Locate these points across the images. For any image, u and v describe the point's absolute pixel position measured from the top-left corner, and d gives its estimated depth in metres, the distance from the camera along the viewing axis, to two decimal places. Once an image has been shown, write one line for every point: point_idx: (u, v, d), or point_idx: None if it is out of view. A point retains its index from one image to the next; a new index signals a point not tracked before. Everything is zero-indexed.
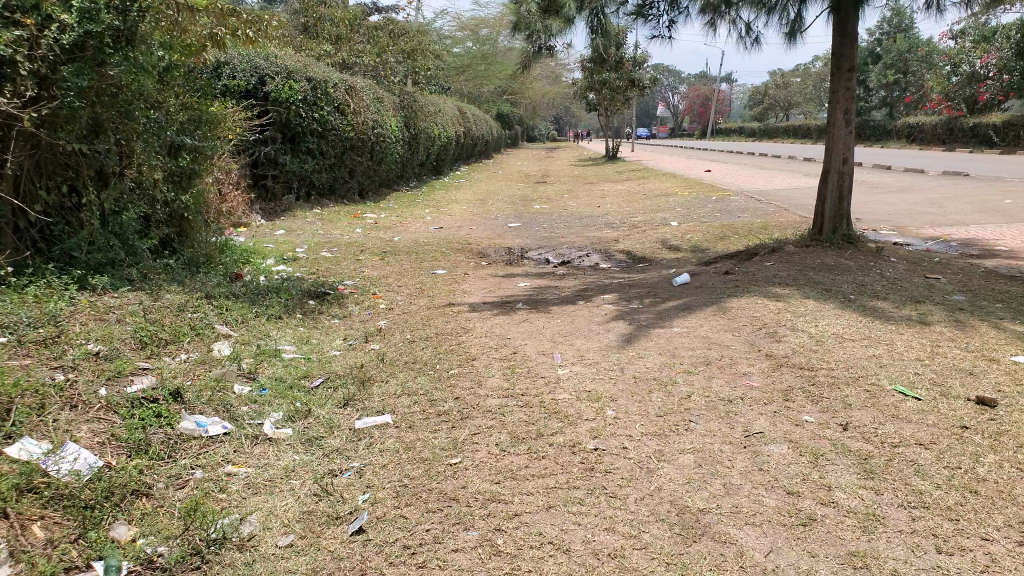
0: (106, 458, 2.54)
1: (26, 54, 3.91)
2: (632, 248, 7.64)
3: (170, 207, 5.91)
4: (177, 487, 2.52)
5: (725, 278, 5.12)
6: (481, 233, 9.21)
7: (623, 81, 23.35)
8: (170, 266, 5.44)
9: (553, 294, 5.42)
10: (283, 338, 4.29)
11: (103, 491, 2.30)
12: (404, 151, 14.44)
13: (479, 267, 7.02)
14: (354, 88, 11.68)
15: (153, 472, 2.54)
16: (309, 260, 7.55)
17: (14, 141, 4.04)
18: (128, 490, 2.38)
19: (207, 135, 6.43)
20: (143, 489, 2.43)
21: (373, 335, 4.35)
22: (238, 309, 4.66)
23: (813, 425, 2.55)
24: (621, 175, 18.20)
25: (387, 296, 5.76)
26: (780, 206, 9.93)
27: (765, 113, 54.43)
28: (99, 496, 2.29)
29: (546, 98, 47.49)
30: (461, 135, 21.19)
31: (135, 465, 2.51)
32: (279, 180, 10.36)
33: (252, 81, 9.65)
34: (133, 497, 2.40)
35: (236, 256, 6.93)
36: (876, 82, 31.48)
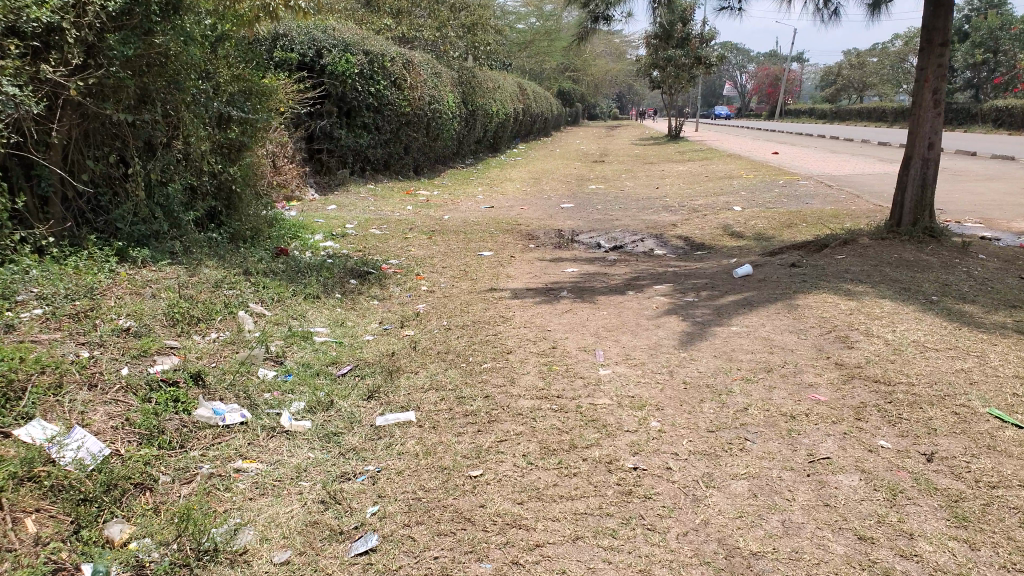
0: (113, 445, 2.35)
1: (73, 21, 3.73)
2: (691, 234, 7.21)
3: (217, 179, 5.82)
4: (184, 483, 2.24)
5: (791, 271, 4.71)
6: (534, 213, 8.92)
7: (690, 59, 22.51)
8: (217, 240, 5.38)
9: (602, 282, 5.11)
10: (316, 319, 4.13)
11: (103, 483, 2.02)
12: (461, 127, 14.21)
13: (528, 249, 6.74)
14: (411, 63, 11.47)
15: (160, 464, 2.28)
16: (356, 237, 7.42)
17: (62, 111, 3.92)
18: (131, 483, 2.11)
19: (259, 107, 6.32)
20: (147, 483, 2.15)
21: (409, 320, 4.14)
22: (276, 288, 4.51)
23: (891, 454, 2.20)
24: (683, 156, 17.53)
25: (430, 277, 5.55)
26: (854, 193, 9.29)
27: (840, 95, 52.00)
28: (99, 489, 2.00)
29: (609, 76, 46.49)
30: (520, 112, 20.86)
31: (140, 455, 2.25)
32: (334, 155, 10.26)
33: (309, 54, 9.49)
34: (135, 492, 2.12)
35: (283, 231, 6.84)
36: (964, 62, 29.53)
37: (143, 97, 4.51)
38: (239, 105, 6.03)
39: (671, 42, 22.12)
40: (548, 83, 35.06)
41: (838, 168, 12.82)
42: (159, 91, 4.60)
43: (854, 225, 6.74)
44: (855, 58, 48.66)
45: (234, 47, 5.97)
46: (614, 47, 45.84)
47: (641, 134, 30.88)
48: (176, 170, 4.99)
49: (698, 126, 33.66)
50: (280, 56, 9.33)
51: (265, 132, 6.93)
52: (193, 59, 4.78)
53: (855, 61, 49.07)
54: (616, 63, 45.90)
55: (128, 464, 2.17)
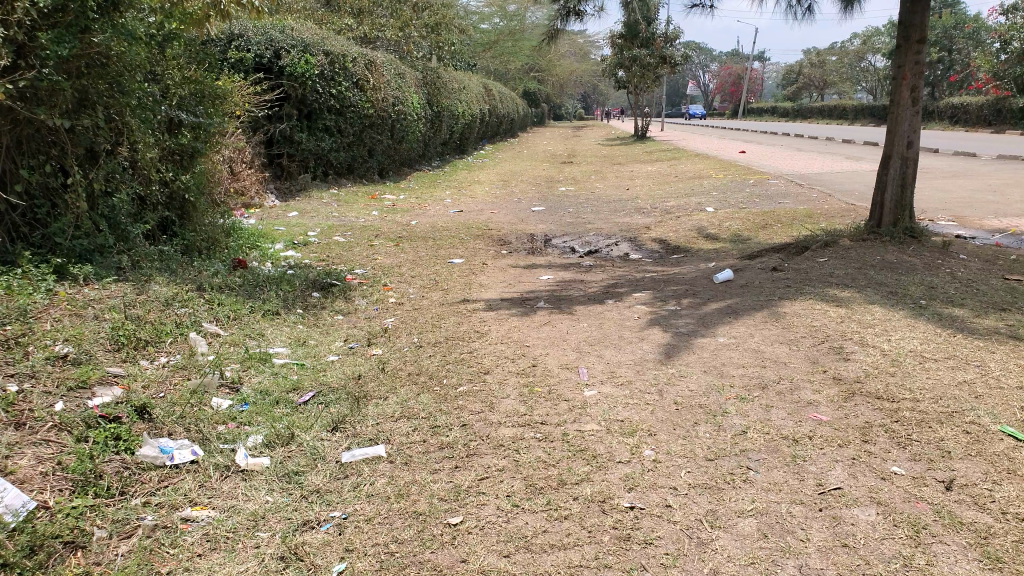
0: (41, 495, 2.07)
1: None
2: (665, 237, 7.07)
3: (170, 188, 5.49)
4: (123, 537, 2.02)
5: (772, 276, 4.57)
6: (503, 217, 8.70)
7: (655, 59, 22.50)
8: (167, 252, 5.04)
9: (578, 290, 4.90)
10: (276, 339, 3.86)
11: (24, 546, 1.80)
12: (427, 129, 13.93)
13: (500, 256, 6.52)
14: (374, 64, 11.17)
15: (95, 517, 2.06)
16: (320, 245, 7.12)
17: None
18: (60, 542, 1.90)
19: (212, 110, 6.01)
20: (80, 541, 1.94)
21: (377, 336, 3.89)
22: (232, 305, 4.22)
23: (907, 482, 2.03)
24: (652, 156, 17.48)
25: (398, 288, 5.30)
26: (825, 191, 9.25)
27: (800, 94, 52.81)
28: (21, 552, 1.79)
29: (573, 77, 46.49)
30: (486, 113, 20.63)
31: (69, 508, 2.02)
32: (295, 160, 9.91)
33: (266, 54, 9.16)
34: (65, 552, 1.91)
35: (241, 241, 6.52)
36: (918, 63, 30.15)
37: (83, 101, 4.22)
38: (190, 109, 5.72)
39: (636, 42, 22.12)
40: (514, 84, 34.91)
41: (805, 166, 12.85)
42: (100, 95, 4.30)
43: (829, 225, 6.66)
44: (814, 58, 49.46)
45: (183, 48, 5.67)
46: (578, 47, 45.87)
47: (608, 135, 30.89)
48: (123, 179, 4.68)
49: (663, 126, 33.81)
50: (236, 56, 8.97)
51: (221, 137, 6.60)
52: (138, 59, 4.50)
53: (814, 61, 49.87)
54: (580, 64, 45.92)
55: (57, 521, 1.95)
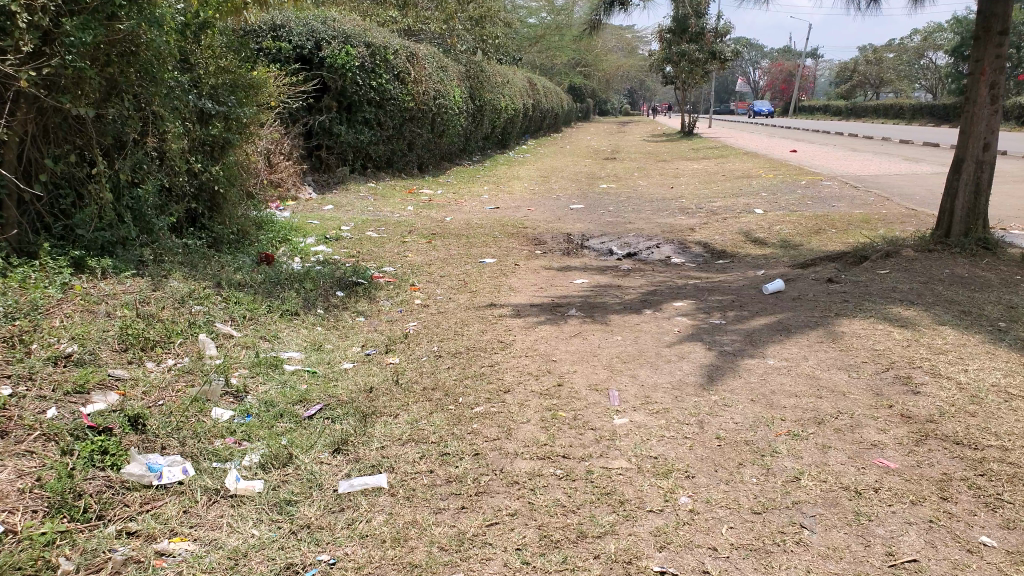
0: (9, 517, 1.84)
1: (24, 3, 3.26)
2: (710, 240, 6.68)
3: (198, 179, 5.32)
4: (91, 571, 1.76)
5: (829, 288, 4.17)
6: (541, 215, 8.40)
7: (704, 54, 21.83)
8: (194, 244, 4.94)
9: (614, 297, 4.58)
10: (293, 342, 3.64)
11: None
12: (468, 123, 13.70)
13: (534, 256, 6.23)
14: (416, 56, 10.95)
15: (65, 547, 1.80)
16: (351, 240, 6.94)
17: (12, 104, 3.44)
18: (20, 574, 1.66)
19: (245, 102, 5.83)
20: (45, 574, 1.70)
21: (396, 343, 3.64)
22: (250, 304, 4.02)
23: (1000, 559, 1.70)
24: (697, 153, 16.95)
25: (425, 289, 5.06)
26: (884, 195, 8.70)
27: (854, 92, 51.14)
28: None
29: (620, 71, 45.79)
30: (529, 107, 20.32)
31: (40, 535, 1.80)
32: (333, 152, 9.75)
33: (307, 45, 8.99)
34: None
35: (272, 234, 6.36)
36: None
37: (108, 90, 4.02)
38: (222, 99, 5.52)
39: (685, 36, 21.56)
40: (559, 78, 34.50)
41: (860, 167, 12.22)
42: (125, 84, 4.10)
43: (890, 233, 6.18)
44: (872, 55, 47.78)
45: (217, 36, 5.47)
46: (626, 41, 45.11)
47: (653, 131, 30.29)
48: (151, 169, 4.49)
49: (710, 123, 33.03)
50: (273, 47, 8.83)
51: (254, 130, 6.42)
52: (166, 47, 4.31)
53: (871, 57, 48.16)
54: (627, 59, 45.20)
55: (21, 550, 1.72)
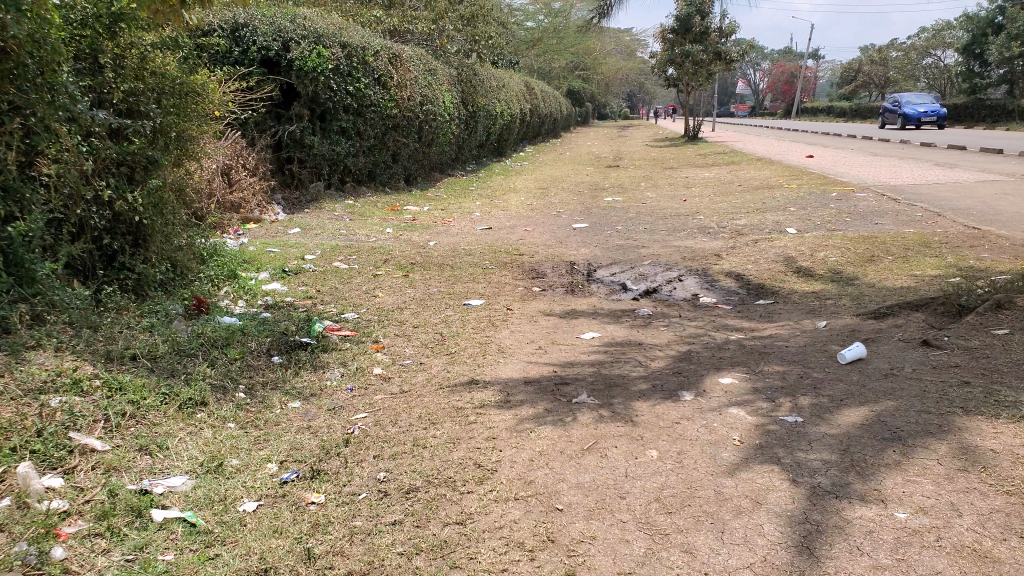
0: None
1: None
2: (743, 270, 5.57)
3: (115, 211, 4.00)
4: None
5: (929, 359, 3.09)
6: (539, 236, 7.30)
7: (708, 56, 20.79)
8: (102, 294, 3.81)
9: (635, 365, 3.48)
10: (184, 463, 2.53)
11: None
12: (459, 131, 12.60)
13: (530, 295, 5.12)
14: (399, 58, 9.89)
15: None
16: (313, 274, 5.85)
17: None
18: None
19: (184, 115, 4.40)
20: None
21: (325, 460, 2.59)
22: (137, 392, 2.84)
23: None
24: (705, 160, 15.90)
25: (391, 351, 3.98)
26: (932, 209, 7.59)
27: (857, 92, 50.09)
28: None
29: (619, 76, 44.79)
30: (526, 112, 19.24)
31: None
32: (306, 166, 8.63)
33: (274, 46, 7.93)
34: None
35: (214, 269, 5.27)
36: (998, 57, 27.21)
37: None
38: (140, 108, 4.13)
39: (689, 37, 20.55)
40: (557, 83, 33.45)
41: (889, 174, 11.14)
42: None
43: (964, 265, 5.08)
44: (875, 56, 46.77)
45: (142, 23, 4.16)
46: (623, 46, 44.25)
47: (654, 135, 29.21)
48: (39, 198, 3.30)
49: (714, 126, 31.93)
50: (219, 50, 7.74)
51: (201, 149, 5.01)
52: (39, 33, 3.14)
53: (875, 58, 47.11)
54: (626, 62, 44.33)
55: None
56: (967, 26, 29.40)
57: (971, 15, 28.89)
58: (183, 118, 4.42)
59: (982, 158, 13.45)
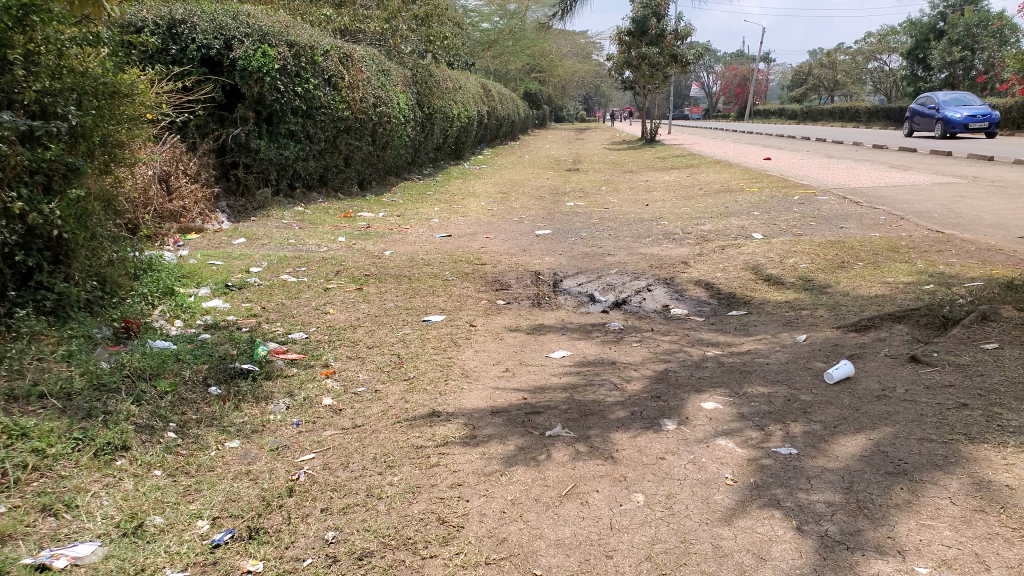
0: None
1: None
2: (712, 278, 5.38)
3: (30, 223, 3.56)
4: None
5: (921, 378, 2.90)
6: (501, 244, 7.02)
7: (665, 59, 20.82)
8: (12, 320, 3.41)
9: (610, 389, 3.22)
10: (95, 524, 2.19)
11: None
12: (416, 134, 12.24)
13: (493, 309, 4.83)
14: (351, 58, 9.52)
15: None
16: (260, 289, 5.46)
17: None
18: None
19: (107, 115, 3.95)
20: None
21: (258, 517, 2.30)
22: (42, 439, 2.48)
23: None
24: (664, 162, 15.84)
25: (344, 377, 3.64)
26: (896, 212, 7.54)
27: (807, 95, 51.14)
28: None
29: (575, 79, 44.82)
30: (484, 115, 18.96)
31: None
32: (252, 171, 8.17)
33: (215, 44, 7.49)
34: None
35: (149, 286, 4.85)
36: (941, 61, 27.95)
37: None
38: (56, 110, 3.63)
39: (645, 40, 20.55)
40: (514, 86, 33.27)
41: (848, 176, 11.17)
42: None
43: (936, 270, 4.97)
44: (824, 60, 47.83)
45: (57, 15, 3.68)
46: (580, 48, 44.30)
47: (611, 138, 29.20)
48: None
49: (670, 130, 32.15)
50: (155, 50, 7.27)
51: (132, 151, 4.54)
52: None
53: (824, 62, 48.17)
54: (582, 64, 44.41)
55: None
56: (909, 32, 30.11)
57: (913, 22, 29.65)
58: (105, 122, 3.97)
59: (934, 159, 13.64)
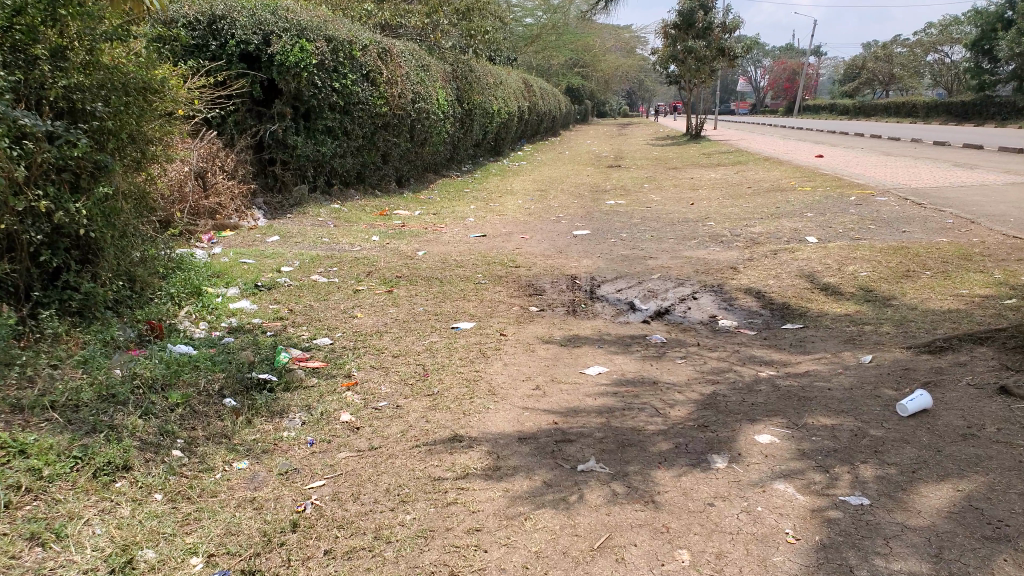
0: None
1: None
2: (762, 286, 5.01)
3: (57, 221, 3.37)
4: None
5: (1013, 415, 2.54)
6: (537, 245, 6.75)
7: (713, 52, 20.20)
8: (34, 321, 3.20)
9: (650, 415, 2.92)
10: (84, 558, 1.95)
11: None
12: (456, 130, 12.04)
13: (527, 316, 4.56)
14: (389, 52, 9.34)
15: None
16: (288, 289, 5.29)
17: None
18: None
19: (138, 114, 3.75)
20: None
21: (256, 561, 2.04)
22: (40, 457, 2.27)
23: None
24: (711, 159, 15.32)
25: (364, 390, 3.42)
26: (963, 215, 7.02)
27: (861, 89, 49.42)
28: None
29: (621, 73, 44.10)
30: (525, 111, 18.63)
31: None
32: (290, 167, 8.07)
33: (254, 40, 7.34)
34: None
35: (175, 286, 4.68)
36: (1007, 53, 26.54)
37: None
38: (86, 107, 3.44)
39: (692, 33, 19.97)
40: (558, 80, 32.82)
41: (907, 176, 10.56)
42: None
43: (1014, 282, 4.52)
44: (880, 53, 46.09)
45: (88, 7, 3.45)
46: (626, 42, 43.60)
47: (654, 134, 28.59)
48: None
49: (717, 125, 31.29)
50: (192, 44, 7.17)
51: (166, 149, 4.34)
52: None
53: (880, 55, 46.41)
54: (628, 59, 43.66)
55: None
56: (973, 23, 28.71)
57: (978, 12, 28.21)
58: (135, 120, 3.73)
59: (1003, 157, 12.87)
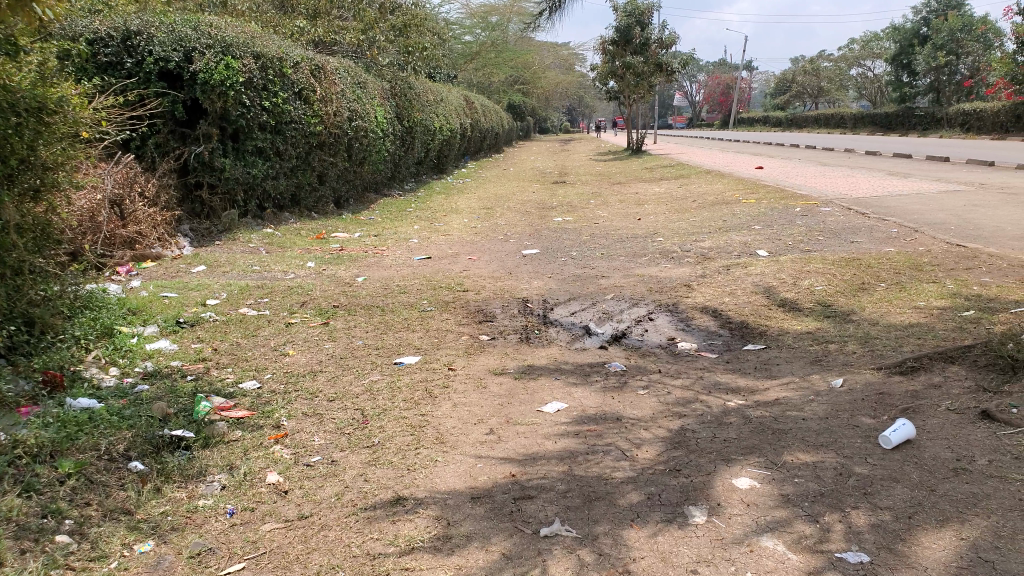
0: None
1: None
2: (719, 304, 4.82)
3: None
4: None
5: (1005, 446, 2.34)
6: (484, 267, 6.44)
7: (649, 68, 20.42)
8: None
9: (616, 459, 2.63)
10: None
11: None
12: (394, 148, 11.67)
13: (476, 346, 4.23)
14: (323, 69, 8.95)
15: None
16: (214, 325, 4.81)
17: None
18: None
19: (26, 137, 3.28)
20: None
21: None
22: None
23: None
24: (652, 173, 15.37)
25: (296, 443, 3.03)
26: (906, 224, 7.06)
27: (789, 103, 51.19)
28: None
29: (558, 90, 44.53)
30: (466, 128, 18.41)
31: None
32: (218, 192, 7.55)
33: (173, 57, 6.85)
34: None
35: (81, 328, 4.14)
36: (925, 65, 27.72)
37: None
38: None
39: (628, 48, 20.13)
40: (498, 97, 32.75)
41: (846, 185, 10.72)
42: None
43: (972, 293, 4.44)
44: (806, 67, 47.83)
45: None
46: (562, 59, 44.11)
47: (594, 149, 28.81)
48: None
49: (654, 139, 31.59)
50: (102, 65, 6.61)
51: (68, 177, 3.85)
52: None
53: (805, 69, 48.17)
54: (565, 75, 44.12)
55: None
56: (892, 37, 29.89)
57: (897, 27, 29.39)
58: (25, 144, 3.29)
59: (932, 165, 13.24)
